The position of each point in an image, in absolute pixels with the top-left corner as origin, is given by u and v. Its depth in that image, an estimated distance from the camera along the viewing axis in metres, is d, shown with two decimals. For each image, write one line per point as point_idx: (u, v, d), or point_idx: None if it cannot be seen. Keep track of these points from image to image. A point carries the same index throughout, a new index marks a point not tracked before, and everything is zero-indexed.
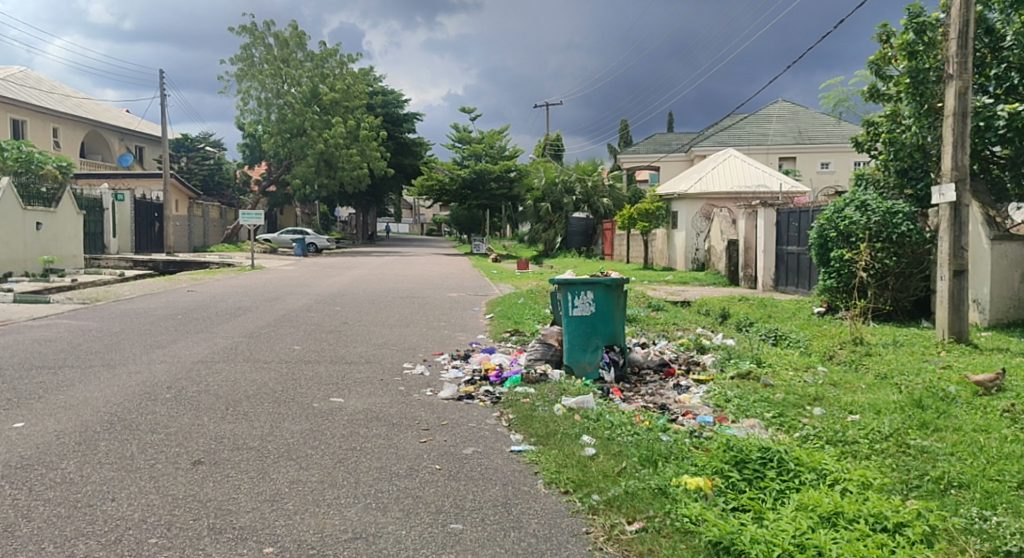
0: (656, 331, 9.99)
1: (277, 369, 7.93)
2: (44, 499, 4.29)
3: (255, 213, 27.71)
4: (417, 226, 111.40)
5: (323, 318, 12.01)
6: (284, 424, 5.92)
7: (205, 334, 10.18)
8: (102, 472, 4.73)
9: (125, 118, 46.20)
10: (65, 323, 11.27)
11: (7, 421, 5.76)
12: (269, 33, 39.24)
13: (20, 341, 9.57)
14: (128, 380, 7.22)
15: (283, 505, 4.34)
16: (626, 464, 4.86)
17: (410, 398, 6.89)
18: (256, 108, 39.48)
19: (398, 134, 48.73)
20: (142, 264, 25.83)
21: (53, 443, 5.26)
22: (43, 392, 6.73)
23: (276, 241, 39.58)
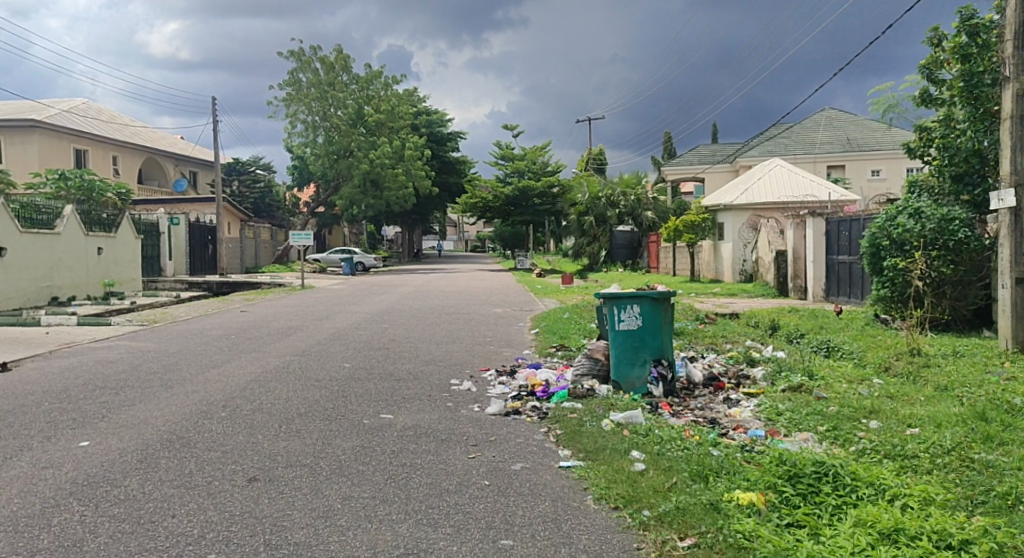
0: (704, 344, 9.90)
1: (327, 386, 8.07)
2: (110, 515, 4.43)
3: (304, 234, 28.13)
4: (461, 242, 112.33)
5: (372, 336, 12.18)
6: (335, 440, 6.03)
7: (258, 353, 10.40)
8: (163, 489, 4.86)
9: (180, 144, 47.62)
10: (125, 345, 11.63)
11: (74, 440, 5.97)
12: (317, 58, 40.10)
13: (85, 362, 9.93)
14: (186, 399, 7.43)
15: (336, 521, 4.41)
16: (677, 479, 4.81)
17: (457, 414, 6.93)
18: (304, 131, 40.41)
19: (442, 152, 49.42)
20: (197, 286, 26.49)
21: (117, 461, 5.44)
22: (106, 411, 6.96)
23: (323, 260, 40.27)
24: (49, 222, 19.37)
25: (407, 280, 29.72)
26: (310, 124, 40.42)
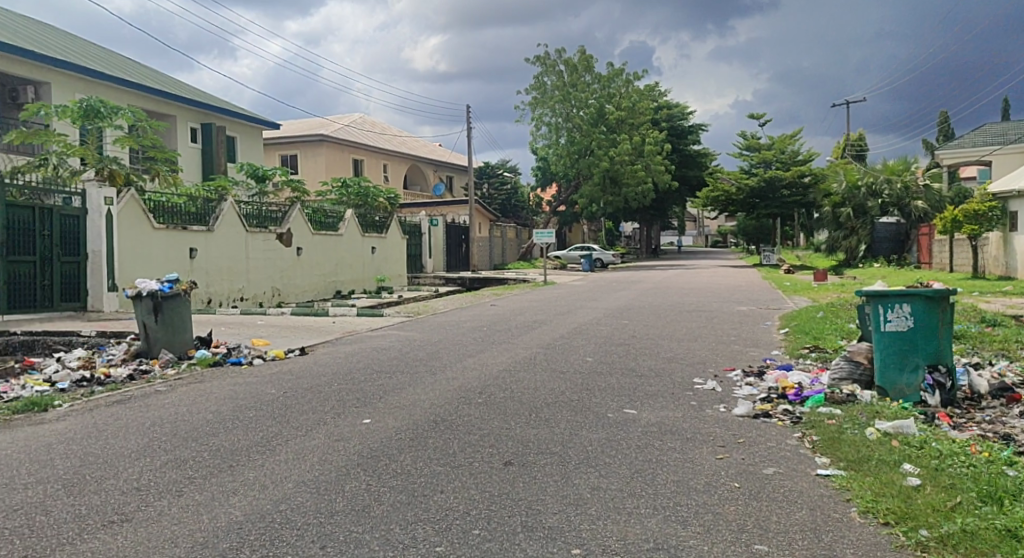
0: (991, 350, 8.77)
1: (574, 379, 8.30)
2: (388, 486, 4.89)
3: (547, 232, 28.99)
4: (702, 238, 109.55)
5: (614, 331, 12.30)
6: (583, 431, 6.17)
7: (507, 345, 10.93)
8: (431, 466, 5.29)
9: (438, 150, 51.43)
10: (393, 333, 12.81)
11: (357, 417, 6.69)
12: (561, 60, 41.23)
13: (361, 348, 11.08)
14: (446, 385, 8.03)
15: (587, 510, 4.51)
16: (961, 500, 4.32)
17: (703, 413, 6.78)
18: (547, 133, 41.80)
19: (683, 146, 48.56)
20: (451, 282, 28.43)
21: (392, 438, 6.01)
22: (381, 393, 7.72)
23: (565, 257, 41.31)
24: (334, 225, 22.90)
25: (648, 276, 29.59)
26: (553, 125, 41.73)
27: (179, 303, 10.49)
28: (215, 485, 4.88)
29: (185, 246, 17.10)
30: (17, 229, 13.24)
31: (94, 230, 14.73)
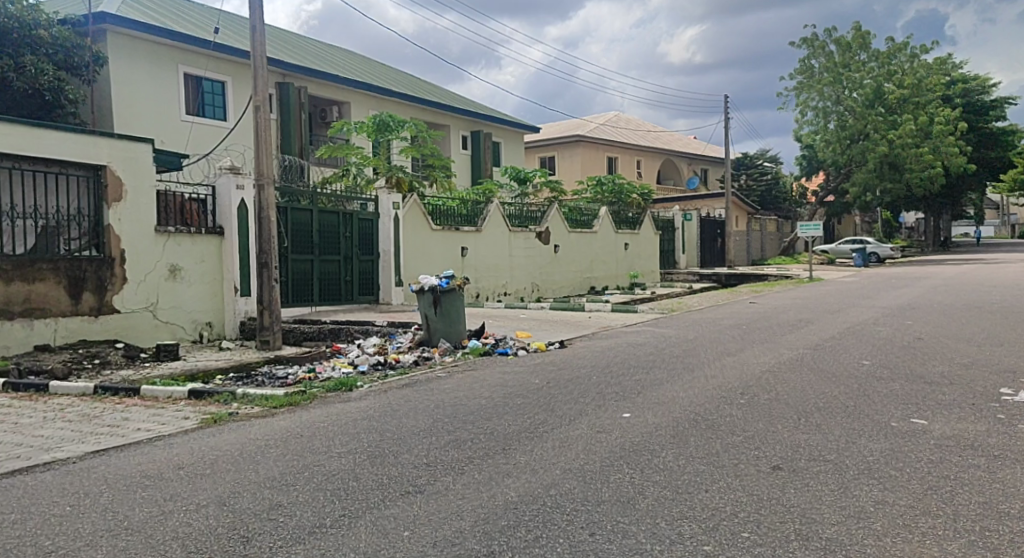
0: None
1: (846, 383, 7.78)
2: (653, 481, 4.98)
3: (814, 225, 27.17)
4: (1001, 228, 96.02)
5: (894, 332, 11.28)
6: (861, 440, 5.79)
7: (771, 344, 10.50)
8: (696, 464, 5.29)
9: (694, 143, 50.45)
10: (651, 330, 12.87)
11: (619, 411, 6.86)
12: (831, 40, 38.47)
13: (620, 344, 11.29)
14: (707, 384, 7.93)
15: (869, 524, 4.25)
16: None
17: (1009, 429, 6.02)
18: (814, 118, 39.18)
19: (980, 124, 42.96)
20: (708, 278, 27.78)
21: (654, 433, 6.10)
22: (641, 388, 7.84)
23: (833, 251, 38.54)
24: (589, 223, 24.03)
25: (934, 272, 26.61)
26: (820, 110, 38.96)
27: (456, 297, 11.40)
28: (492, 466, 5.30)
29: (458, 245, 18.60)
30: (325, 230, 15.25)
31: (384, 232, 16.50)
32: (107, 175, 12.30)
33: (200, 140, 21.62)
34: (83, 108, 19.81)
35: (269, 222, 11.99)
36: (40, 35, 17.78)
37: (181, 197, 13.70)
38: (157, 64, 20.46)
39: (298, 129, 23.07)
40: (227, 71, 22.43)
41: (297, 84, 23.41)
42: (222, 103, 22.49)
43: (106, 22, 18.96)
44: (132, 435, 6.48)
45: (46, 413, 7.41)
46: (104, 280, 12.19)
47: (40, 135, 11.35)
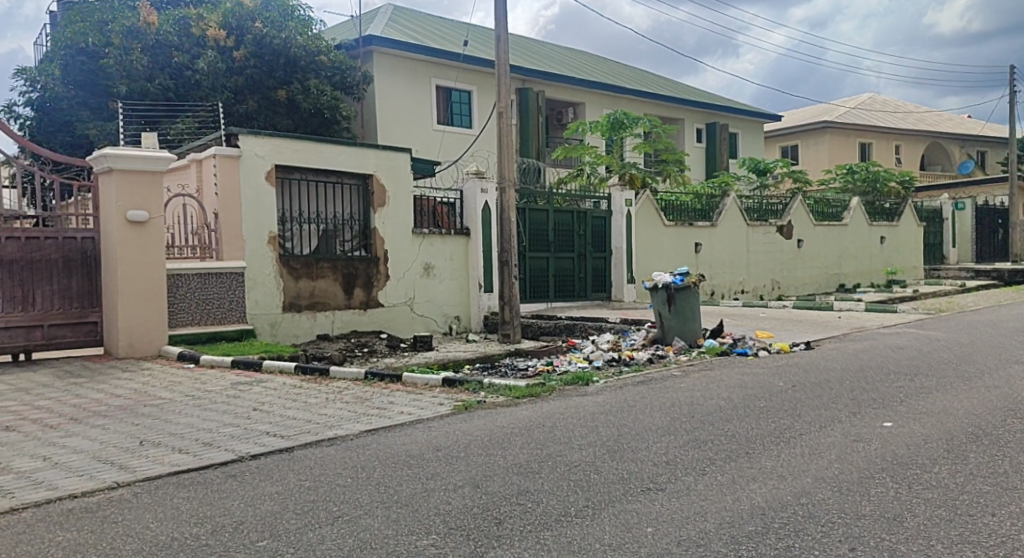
0: None
1: None
2: (925, 498, 4.58)
3: None
4: None
5: None
6: None
7: None
8: (977, 484, 4.79)
9: (966, 123, 45.09)
10: (915, 332, 11.76)
11: (879, 420, 6.39)
12: None
13: (878, 346, 10.45)
14: (987, 394, 7.12)
15: None
16: None
17: None
18: None
19: None
20: (985, 274, 24.72)
21: (923, 446, 5.61)
22: (905, 396, 7.22)
23: None
24: (838, 214, 22.45)
25: None
26: None
27: (691, 295, 11.21)
28: (739, 469, 5.20)
29: (691, 241, 18.34)
30: (561, 229, 15.73)
31: (616, 229, 16.64)
32: (372, 183, 13.63)
33: (450, 147, 23.25)
34: (356, 124, 22.23)
35: (509, 222, 12.58)
36: (321, 61, 20.38)
37: (434, 201, 14.80)
38: (415, 78, 22.30)
39: (536, 132, 23.96)
40: (472, 80, 23.81)
41: (536, 88, 24.35)
42: (468, 111, 23.97)
43: (373, 44, 21.02)
44: (396, 417, 7.20)
45: (327, 394, 8.45)
46: (371, 276, 13.62)
47: (320, 148, 12.88)
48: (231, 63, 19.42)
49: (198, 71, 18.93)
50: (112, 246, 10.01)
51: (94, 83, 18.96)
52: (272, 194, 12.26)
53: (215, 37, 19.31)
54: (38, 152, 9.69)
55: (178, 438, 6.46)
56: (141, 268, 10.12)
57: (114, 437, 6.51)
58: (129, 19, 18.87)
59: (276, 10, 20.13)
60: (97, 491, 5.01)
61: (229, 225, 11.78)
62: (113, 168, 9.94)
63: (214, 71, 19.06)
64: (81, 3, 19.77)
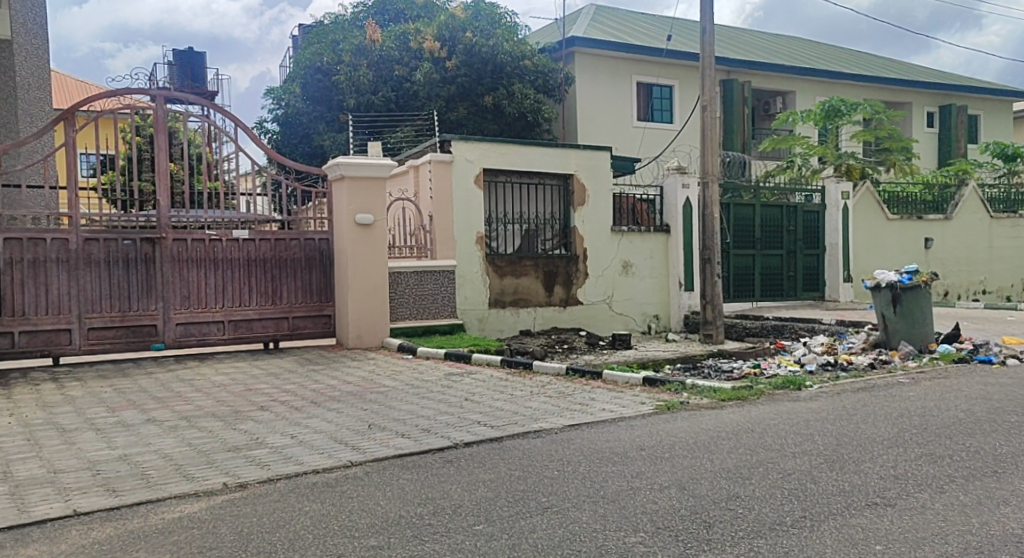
0: None
1: None
2: None
3: None
4: None
5: None
6: None
7: None
8: None
9: None
10: None
11: None
12: None
13: None
14: None
15: None
16: None
17: None
18: None
19: None
20: None
21: None
22: None
23: None
24: None
25: None
26: None
27: (920, 295, 10.28)
28: (981, 490, 4.73)
29: (921, 237, 16.97)
30: (769, 226, 15.07)
31: (832, 225, 15.65)
32: (573, 182, 13.84)
33: (651, 143, 23.05)
34: (557, 125, 22.71)
35: (711, 219, 12.26)
36: (526, 65, 20.90)
37: (634, 199, 14.70)
38: (616, 76, 22.36)
39: (741, 124, 23.12)
40: (674, 74, 23.43)
41: (742, 79, 23.53)
42: (669, 106, 23.61)
43: (576, 45, 21.37)
44: (599, 414, 7.31)
45: (532, 388, 8.74)
46: (571, 274, 13.86)
47: (525, 150, 13.31)
48: (443, 73, 20.49)
49: (415, 82, 20.39)
50: (342, 246, 10.98)
51: (329, 98, 20.94)
52: (480, 196, 12.85)
53: (431, 49, 20.47)
54: (283, 162, 10.85)
55: (401, 423, 7.01)
56: (365, 266, 11.03)
57: (346, 420, 7.19)
58: (357, 38, 20.89)
59: (484, 19, 21.09)
60: (335, 468, 5.57)
61: (442, 225, 12.52)
62: (344, 175, 10.92)
63: (429, 82, 20.30)
64: (319, 26, 22.29)
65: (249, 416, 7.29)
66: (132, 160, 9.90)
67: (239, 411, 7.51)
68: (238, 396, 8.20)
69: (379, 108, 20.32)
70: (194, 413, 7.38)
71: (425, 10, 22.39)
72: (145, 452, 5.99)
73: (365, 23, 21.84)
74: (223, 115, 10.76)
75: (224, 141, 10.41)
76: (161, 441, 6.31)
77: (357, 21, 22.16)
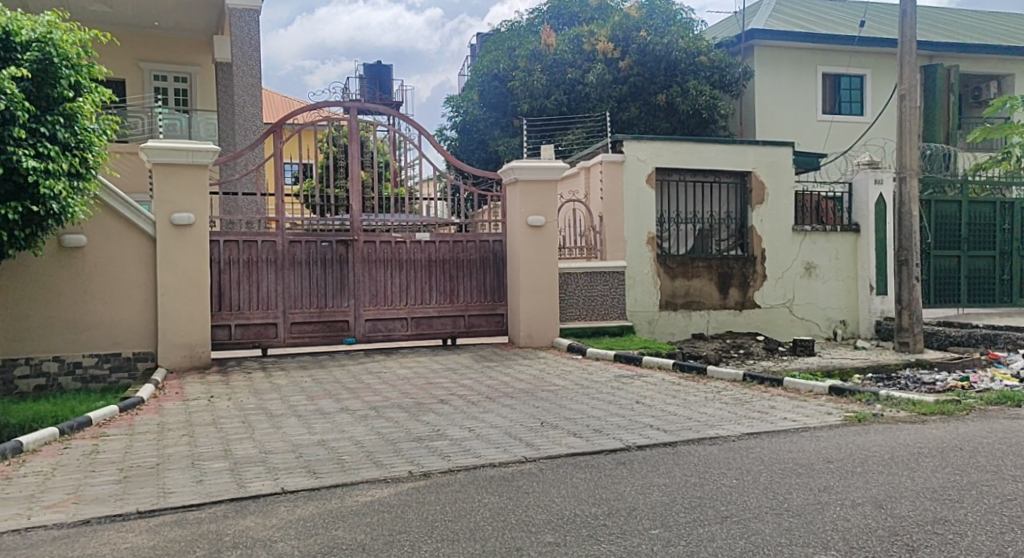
0: None
1: None
2: None
3: None
4: None
5: None
6: None
7: None
8: None
9: None
10: None
11: None
12: None
13: None
14: None
15: None
16: None
17: None
18: None
19: None
20: None
21: None
22: None
23: None
24: None
25: None
26: None
27: None
28: None
29: None
30: (976, 225, 13.77)
31: None
32: (751, 180, 13.33)
33: (839, 137, 21.70)
34: (734, 122, 21.95)
35: (909, 216, 11.38)
36: (701, 61, 20.47)
37: (818, 195, 14.11)
38: (800, 68, 21.26)
39: (946, 112, 21.02)
40: (867, 63, 21.82)
41: (947, 64, 21.64)
42: (860, 98, 22.00)
43: (756, 37, 20.56)
44: (781, 423, 6.99)
45: (707, 393, 8.51)
46: (748, 276, 13.36)
47: (700, 149, 13.00)
48: (616, 73, 20.61)
49: (587, 84, 20.43)
50: (515, 247, 11.25)
51: (505, 103, 21.48)
52: (652, 196, 12.71)
53: (604, 50, 20.65)
54: (461, 167, 11.29)
55: (573, 422, 7.07)
56: (538, 266, 11.24)
57: (521, 416, 7.36)
58: (533, 44, 21.40)
59: (659, 17, 21.00)
60: (511, 463, 5.72)
61: (613, 226, 12.50)
62: (518, 179, 11.19)
63: (602, 83, 20.38)
64: (497, 35, 23.03)
65: (431, 409, 7.66)
66: (329, 169, 10.72)
67: (421, 404, 7.91)
68: (420, 390, 8.63)
69: (552, 112, 20.48)
70: (381, 404, 7.86)
71: (599, 12, 22.45)
72: (340, 438, 6.46)
73: (540, 28, 22.30)
74: (407, 124, 11.37)
75: (408, 148, 11.00)
76: (354, 429, 6.79)
77: (532, 27, 22.70)
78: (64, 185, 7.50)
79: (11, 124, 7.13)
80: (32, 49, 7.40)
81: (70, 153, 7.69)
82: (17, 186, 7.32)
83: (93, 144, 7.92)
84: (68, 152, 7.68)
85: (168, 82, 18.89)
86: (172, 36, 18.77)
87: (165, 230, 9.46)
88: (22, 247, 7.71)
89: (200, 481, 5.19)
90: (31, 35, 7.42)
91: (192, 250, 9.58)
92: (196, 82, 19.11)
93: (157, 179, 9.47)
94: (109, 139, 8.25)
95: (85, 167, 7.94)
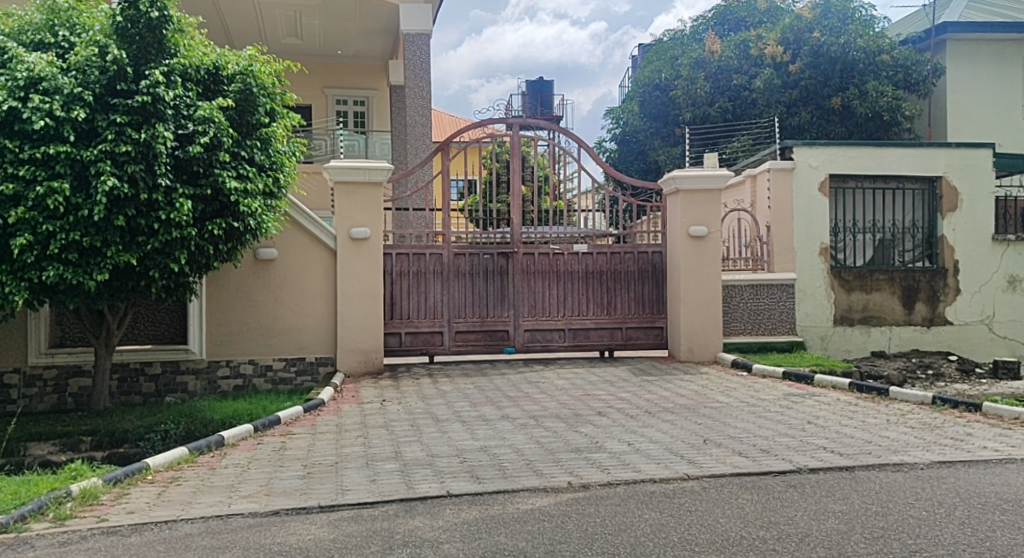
0: None
1: None
2: None
3: None
4: None
5: None
6: None
7: None
8: None
9: None
10: None
11: None
12: None
13: None
14: None
15: None
16: None
17: None
18: None
19: None
20: None
21: None
22: None
23: None
24: None
25: None
26: None
27: None
28: None
29: None
30: None
31: None
32: (942, 186, 12.33)
33: None
34: (920, 124, 20.21)
35: None
36: (883, 60, 19.24)
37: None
38: (1001, 61, 19.44)
39: None
40: None
41: None
42: None
43: (949, 31, 19.13)
44: (979, 451, 6.40)
45: (889, 416, 7.94)
46: (937, 290, 12.35)
47: (880, 154, 12.18)
48: (786, 78, 19.77)
49: (754, 90, 19.85)
50: (676, 258, 11.07)
51: (667, 113, 21.14)
52: (826, 204, 12.06)
53: (773, 54, 19.89)
54: (620, 178, 11.25)
55: (738, 441, 6.84)
56: (699, 278, 10.99)
57: (682, 432, 7.23)
58: (697, 51, 20.92)
59: (835, 15, 19.94)
60: (672, 480, 5.63)
61: (781, 236, 11.96)
62: (680, 189, 11.01)
63: (770, 87, 19.65)
64: (659, 45, 22.78)
65: (590, 421, 7.69)
66: (492, 183, 11.06)
67: (580, 415, 7.96)
68: (579, 401, 8.68)
69: (716, 119, 20.03)
70: (540, 413, 7.99)
71: (768, 15, 21.63)
72: (501, 445, 6.64)
73: (705, 35, 21.72)
74: (568, 138, 11.49)
75: (568, 161, 11.12)
76: (515, 437, 6.95)
77: (696, 35, 22.18)
78: (260, 203, 8.21)
79: (218, 149, 7.96)
80: (236, 80, 8.23)
81: (265, 175, 8.46)
82: (223, 204, 8.14)
83: (284, 165, 8.68)
84: (264, 173, 8.46)
85: (349, 106, 20.21)
86: (352, 63, 20.15)
87: (344, 244, 10.13)
88: (225, 260, 8.53)
89: (374, 480, 5.53)
90: (236, 68, 8.23)
91: (369, 263, 10.20)
92: (373, 105, 20.33)
93: (338, 196, 10.17)
94: (298, 160, 8.96)
95: (277, 187, 8.69)
